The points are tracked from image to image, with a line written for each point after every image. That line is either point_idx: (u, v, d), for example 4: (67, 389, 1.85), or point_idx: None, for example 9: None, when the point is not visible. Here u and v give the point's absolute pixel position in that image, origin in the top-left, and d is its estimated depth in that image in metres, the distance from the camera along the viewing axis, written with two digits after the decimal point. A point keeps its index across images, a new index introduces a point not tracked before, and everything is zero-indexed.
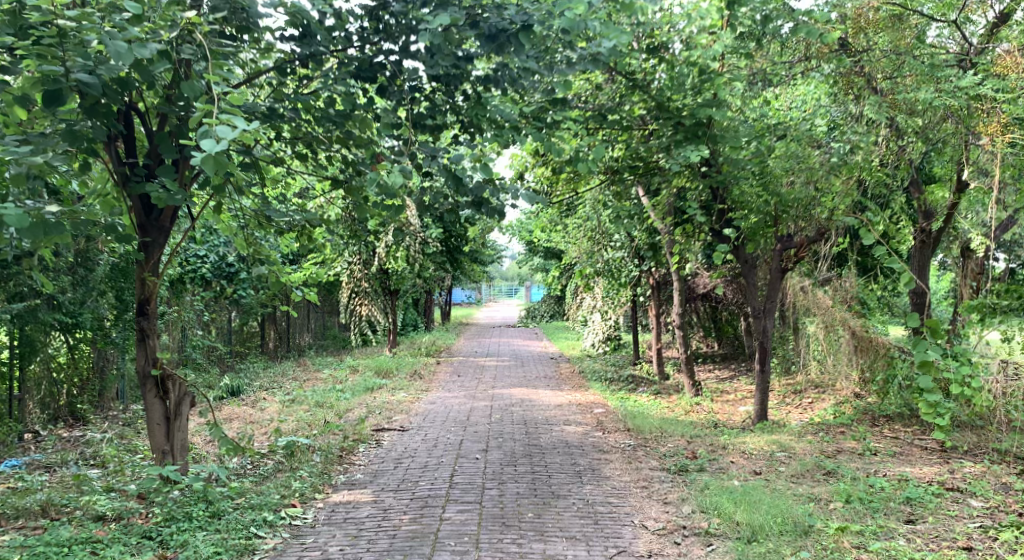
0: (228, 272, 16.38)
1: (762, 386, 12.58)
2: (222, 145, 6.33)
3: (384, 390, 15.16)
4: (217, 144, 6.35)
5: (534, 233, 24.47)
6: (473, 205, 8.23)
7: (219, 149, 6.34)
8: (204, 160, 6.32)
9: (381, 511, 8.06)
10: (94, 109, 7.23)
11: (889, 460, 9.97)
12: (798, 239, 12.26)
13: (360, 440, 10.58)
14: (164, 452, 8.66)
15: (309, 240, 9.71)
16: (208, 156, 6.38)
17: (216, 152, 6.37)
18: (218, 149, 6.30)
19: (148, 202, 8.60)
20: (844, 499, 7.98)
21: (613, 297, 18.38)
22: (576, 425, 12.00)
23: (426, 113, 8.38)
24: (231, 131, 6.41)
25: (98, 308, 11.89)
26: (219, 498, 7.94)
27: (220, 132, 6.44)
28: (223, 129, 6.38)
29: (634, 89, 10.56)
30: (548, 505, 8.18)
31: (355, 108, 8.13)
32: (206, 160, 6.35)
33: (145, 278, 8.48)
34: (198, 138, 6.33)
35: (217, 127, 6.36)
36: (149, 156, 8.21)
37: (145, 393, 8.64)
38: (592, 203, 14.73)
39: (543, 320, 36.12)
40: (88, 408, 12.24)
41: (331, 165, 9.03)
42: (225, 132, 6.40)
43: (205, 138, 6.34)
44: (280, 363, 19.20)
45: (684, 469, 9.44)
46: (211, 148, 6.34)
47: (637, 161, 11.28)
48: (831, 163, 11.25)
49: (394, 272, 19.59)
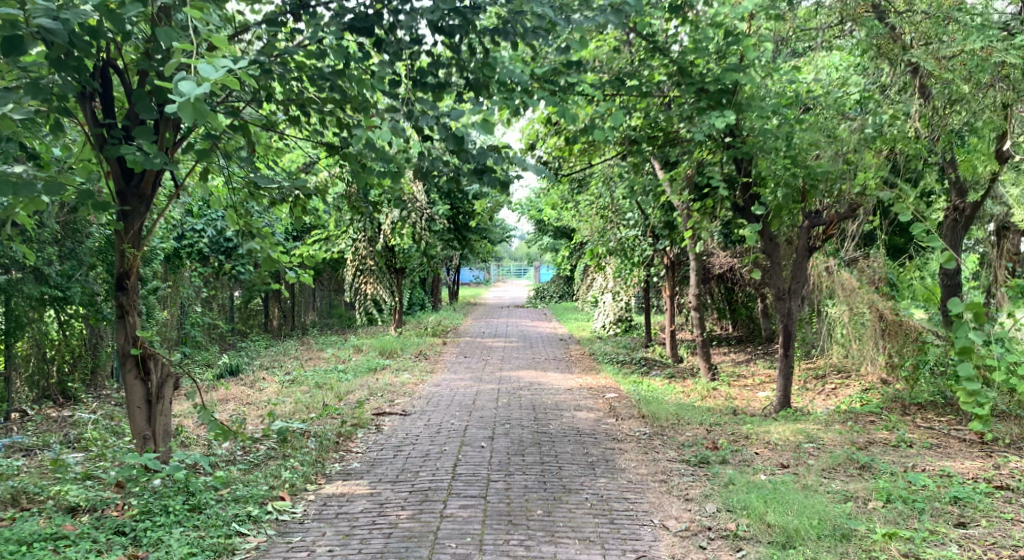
0: (226, 247, 15.70)
1: (786, 371, 11.91)
2: (203, 88, 5.59)
3: (387, 371, 14.55)
4: (197, 87, 5.61)
5: (542, 211, 23.77)
6: (475, 173, 7.51)
7: (199, 92, 5.61)
8: (183, 106, 5.58)
9: (376, 505, 7.42)
10: (61, 62, 6.50)
11: (926, 454, 9.35)
12: (826, 217, 11.72)
13: (359, 425, 9.94)
14: (145, 438, 7.94)
15: (303, 212, 9.06)
16: (187, 101, 5.64)
17: (196, 96, 5.65)
18: (199, 92, 5.56)
19: (128, 168, 7.83)
20: (884, 498, 7.33)
21: (625, 278, 17.71)
22: (588, 411, 11.36)
23: (428, 69, 7.66)
24: (214, 72, 5.69)
25: (86, 282, 11.18)
26: (201, 489, 7.31)
27: (201, 73, 5.67)
28: (205, 70, 5.63)
29: (655, 52, 9.83)
30: (558, 501, 7.49)
31: (350, 61, 7.43)
32: (184, 106, 5.62)
33: (124, 250, 7.74)
34: (176, 80, 5.61)
35: (198, 68, 5.62)
36: (129, 117, 7.44)
37: (125, 374, 7.91)
38: (605, 177, 14.09)
39: (552, 300, 35.50)
40: (80, 387, 11.57)
41: (325, 129, 8.33)
42: (209, 73, 5.66)
43: (184, 81, 5.62)
44: (283, 342, 18.57)
45: (705, 461, 8.77)
46: (191, 91, 5.60)
47: (655, 129, 10.57)
48: (864, 134, 10.72)
49: (400, 250, 18.92)
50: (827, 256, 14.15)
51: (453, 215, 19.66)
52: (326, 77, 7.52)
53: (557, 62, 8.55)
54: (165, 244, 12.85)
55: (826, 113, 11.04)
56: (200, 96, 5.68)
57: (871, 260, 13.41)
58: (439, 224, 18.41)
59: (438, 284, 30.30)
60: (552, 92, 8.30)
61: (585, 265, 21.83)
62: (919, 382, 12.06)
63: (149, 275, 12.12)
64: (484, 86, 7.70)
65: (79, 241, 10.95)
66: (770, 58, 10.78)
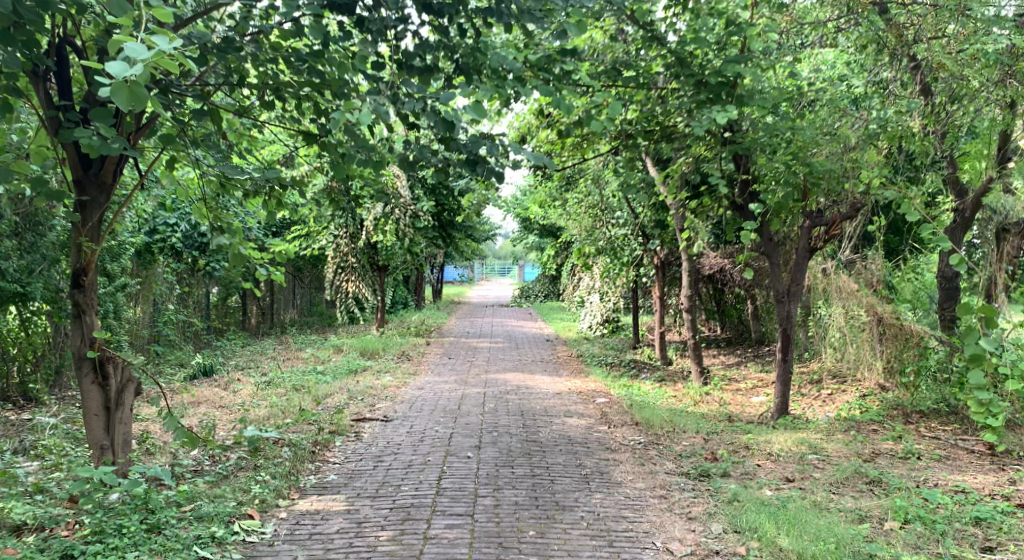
0: (200, 242, 15.06)
1: (785, 377, 11.40)
2: (135, 69, 5.01)
3: (368, 373, 13.97)
4: (128, 68, 5.01)
5: (529, 208, 23.17)
6: (468, 164, 6.95)
7: (131, 74, 5.01)
8: (114, 91, 5.01)
9: (354, 525, 6.86)
10: (8, 36, 5.91)
11: (936, 468, 8.84)
12: (829, 218, 11.18)
13: (337, 433, 9.37)
14: (104, 448, 7.34)
15: (277, 206, 8.42)
16: (120, 84, 5.06)
17: (130, 78, 5.05)
18: (130, 74, 4.98)
19: (88, 154, 7.21)
20: (901, 518, 6.87)
21: (613, 278, 17.15)
22: (578, 417, 10.82)
23: (415, 51, 7.05)
24: (146, 50, 5.06)
25: (50, 278, 10.52)
26: (162, 507, 6.73)
27: (132, 51, 5.05)
28: (134, 48, 5.03)
29: (652, 41, 9.28)
30: (552, 521, 6.95)
31: (327, 41, 6.80)
32: (117, 90, 5.03)
33: (81, 244, 7.12)
34: (105, 61, 5.00)
35: (127, 48, 5.02)
36: (87, 99, 6.83)
37: (81, 379, 7.30)
38: (595, 172, 13.55)
39: (537, 300, 35.00)
40: (43, 388, 10.89)
41: (303, 115, 7.70)
42: (140, 53, 5.04)
43: (114, 62, 5.02)
44: (260, 342, 17.93)
45: (706, 474, 8.23)
46: (122, 74, 5.01)
47: (652, 123, 10.01)
48: (869, 131, 10.19)
49: (383, 247, 18.35)
50: (826, 257, 13.63)
51: (437, 212, 19.13)
52: (302, 58, 6.91)
53: (552, 49, 8.03)
54: (132, 239, 12.22)
55: (830, 109, 10.51)
56: (136, 77, 5.09)
57: (869, 262, 12.94)
58: (423, 221, 17.85)
59: (421, 282, 29.68)
60: (545, 80, 7.81)
61: (573, 265, 21.28)
62: (920, 389, 11.66)
63: (116, 271, 11.49)
64: (474, 70, 7.16)
65: (41, 233, 10.30)
66: (773, 49, 10.25)
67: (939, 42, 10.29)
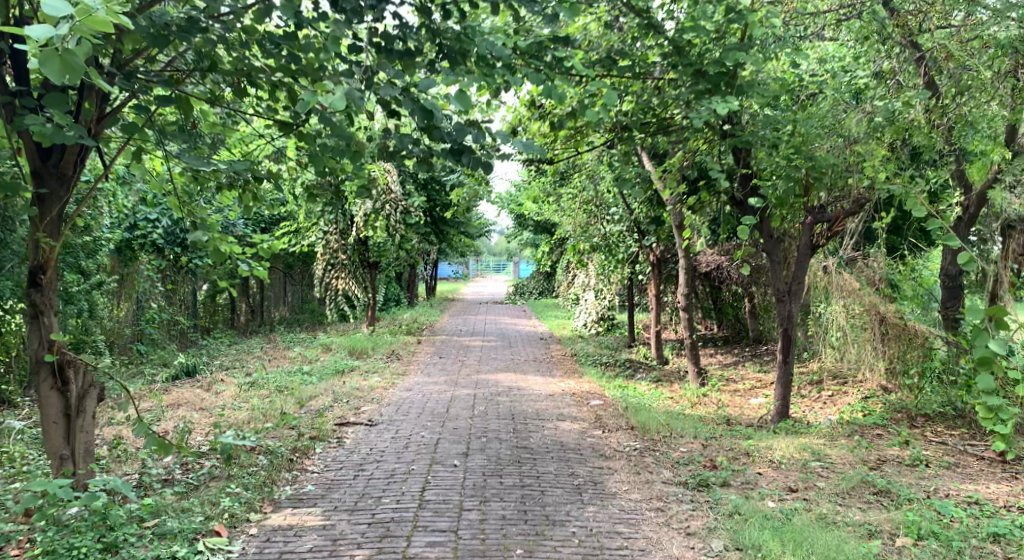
0: (182, 238, 14.60)
1: (785, 379, 10.97)
2: (58, 29, 4.75)
3: (355, 374, 13.53)
4: (51, 29, 4.77)
5: (523, 204, 22.71)
6: (451, 154, 6.41)
7: (55, 35, 4.76)
8: (45, 61, 4.80)
9: (329, 542, 6.44)
10: None
11: (946, 476, 8.45)
12: (832, 213, 10.61)
13: (317, 439, 8.93)
14: (63, 458, 6.91)
15: (252, 201, 7.97)
16: (50, 52, 4.84)
17: (58, 42, 4.82)
18: (54, 34, 4.73)
19: (46, 144, 6.79)
20: (914, 534, 6.53)
21: (608, 276, 16.71)
22: (571, 421, 10.40)
23: (396, 33, 6.62)
24: (66, 7, 4.79)
25: (20, 275, 10.03)
26: (122, 523, 6.32)
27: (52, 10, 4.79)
28: (54, 7, 4.77)
29: (649, 29, 8.86)
30: (541, 538, 6.54)
31: (301, 22, 6.36)
32: (48, 59, 4.82)
33: (38, 240, 6.68)
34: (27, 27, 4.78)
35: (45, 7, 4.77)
36: (43, 84, 6.40)
37: (39, 385, 6.87)
38: (590, 166, 13.14)
39: (531, 297, 34.60)
40: (15, 389, 10.35)
41: (278, 103, 7.25)
42: (60, 9, 4.78)
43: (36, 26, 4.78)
44: (248, 340, 17.49)
45: (705, 483, 7.82)
46: (45, 36, 4.77)
47: (648, 115, 9.58)
48: (874, 123, 9.79)
49: (373, 243, 17.90)
50: (827, 254, 13.21)
51: (428, 207, 18.77)
52: (276, 42, 6.47)
53: (543, 36, 7.62)
54: (109, 235, 11.77)
55: (834, 101, 10.07)
56: (64, 42, 4.86)
57: (871, 259, 12.53)
58: (415, 216, 17.49)
59: (414, 279, 29.22)
60: (537, 68, 7.40)
61: (567, 262, 20.87)
62: (924, 390, 11.29)
63: (92, 268, 11.03)
64: (460, 55, 6.69)
65: (10, 230, 9.71)
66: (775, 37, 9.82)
67: (949, 32, 9.88)
